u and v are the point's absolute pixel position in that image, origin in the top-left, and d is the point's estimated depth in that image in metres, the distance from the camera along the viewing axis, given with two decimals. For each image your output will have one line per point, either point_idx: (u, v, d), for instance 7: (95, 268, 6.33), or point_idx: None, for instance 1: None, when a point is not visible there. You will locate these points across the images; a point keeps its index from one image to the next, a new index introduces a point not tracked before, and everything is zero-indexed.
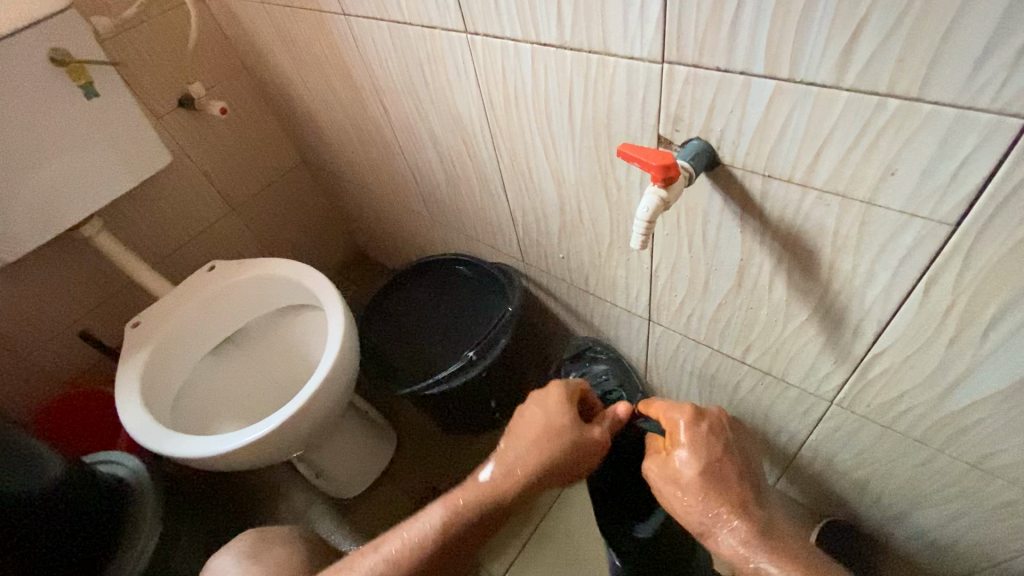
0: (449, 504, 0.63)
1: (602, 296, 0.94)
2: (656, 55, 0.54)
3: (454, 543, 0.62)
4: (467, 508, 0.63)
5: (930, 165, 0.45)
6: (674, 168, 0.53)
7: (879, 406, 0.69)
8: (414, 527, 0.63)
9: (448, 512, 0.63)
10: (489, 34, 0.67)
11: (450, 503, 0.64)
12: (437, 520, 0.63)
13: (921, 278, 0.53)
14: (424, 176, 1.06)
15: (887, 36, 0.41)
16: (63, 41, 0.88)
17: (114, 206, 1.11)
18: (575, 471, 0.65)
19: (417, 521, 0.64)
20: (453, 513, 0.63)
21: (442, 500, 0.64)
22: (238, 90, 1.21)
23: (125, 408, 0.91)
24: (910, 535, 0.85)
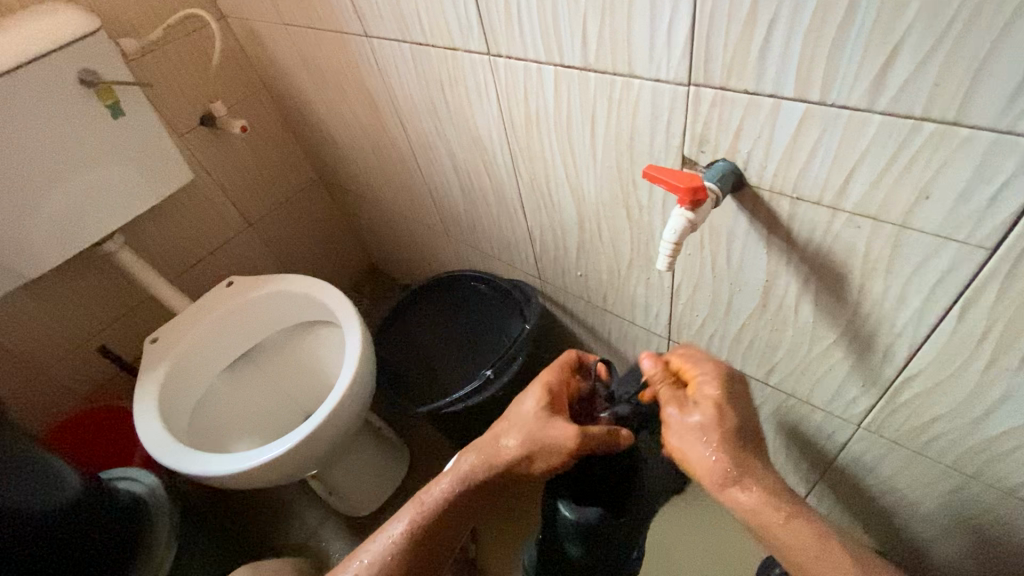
0: (417, 505, 0.64)
1: (621, 315, 0.93)
2: (682, 77, 0.54)
3: (423, 543, 0.62)
4: (433, 506, 0.64)
5: (965, 189, 0.45)
6: (701, 190, 0.53)
7: (909, 430, 0.68)
8: (387, 535, 0.63)
9: (416, 514, 0.64)
10: (512, 56, 0.68)
11: (418, 503, 0.65)
12: (406, 522, 0.63)
13: (956, 301, 0.52)
14: (441, 194, 1.06)
15: (922, 60, 0.41)
16: (92, 62, 0.90)
17: (136, 223, 1.12)
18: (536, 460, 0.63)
19: (386, 530, 0.64)
20: (420, 516, 0.63)
21: (411, 504, 0.65)
22: (258, 108, 1.23)
23: (144, 424, 0.91)
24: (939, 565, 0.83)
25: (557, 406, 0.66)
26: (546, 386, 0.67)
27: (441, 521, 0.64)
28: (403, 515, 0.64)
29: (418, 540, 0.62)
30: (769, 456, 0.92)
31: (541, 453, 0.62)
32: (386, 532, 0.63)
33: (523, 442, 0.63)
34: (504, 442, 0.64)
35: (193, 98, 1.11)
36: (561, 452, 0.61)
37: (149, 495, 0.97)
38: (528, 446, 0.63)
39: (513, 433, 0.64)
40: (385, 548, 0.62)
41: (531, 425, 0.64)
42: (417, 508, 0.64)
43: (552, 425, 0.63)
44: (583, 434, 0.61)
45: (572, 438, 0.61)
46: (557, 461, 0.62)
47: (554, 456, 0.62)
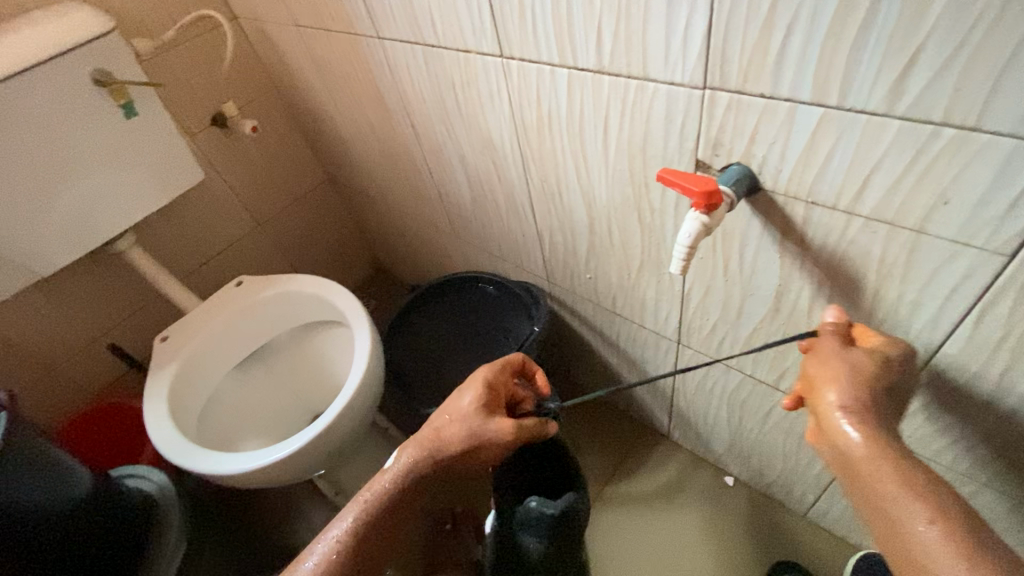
0: (362, 503, 0.62)
1: (629, 318, 0.93)
2: (698, 81, 0.54)
3: (369, 542, 0.61)
4: (379, 502, 0.62)
5: (985, 195, 0.44)
6: (716, 194, 0.53)
7: (922, 437, 0.67)
8: (330, 537, 0.61)
9: (359, 513, 0.62)
10: (525, 59, 0.68)
11: (361, 502, 0.62)
12: (351, 521, 0.61)
13: (973, 308, 0.52)
14: (451, 195, 1.06)
15: (943, 65, 0.41)
16: (107, 62, 0.91)
17: (147, 222, 1.13)
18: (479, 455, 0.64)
19: (330, 530, 0.62)
20: (365, 514, 0.62)
21: (353, 503, 0.63)
22: (269, 108, 1.23)
23: (154, 423, 0.91)
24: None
25: (493, 403, 0.67)
26: (486, 379, 0.67)
27: (385, 515, 0.62)
28: (347, 514, 0.62)
29: (363, 537, 0.61)
30: (778, 461, 0.92)
31: (483, 444, 0.63)
32: (328, 535, 0.61)
33: (466, 438, 0.63)
34: (447, 433, 0.64)
35: (204, 98, 1.12)
36: (500, 445, 0.64)
37: (159, 495, 0.96)
38: (470, 439, 0.63)
39: (454, 424, 0.64)
40: (330, 550, 0.60)
41: (472, 417, 0.64)
42: (361, 505, 0.62)
43: (492, 421, 0.64)
44: (521, 428, 0.64)
45: (510, 431, 0.64)
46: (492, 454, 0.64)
47: (491, 446, 0.64)
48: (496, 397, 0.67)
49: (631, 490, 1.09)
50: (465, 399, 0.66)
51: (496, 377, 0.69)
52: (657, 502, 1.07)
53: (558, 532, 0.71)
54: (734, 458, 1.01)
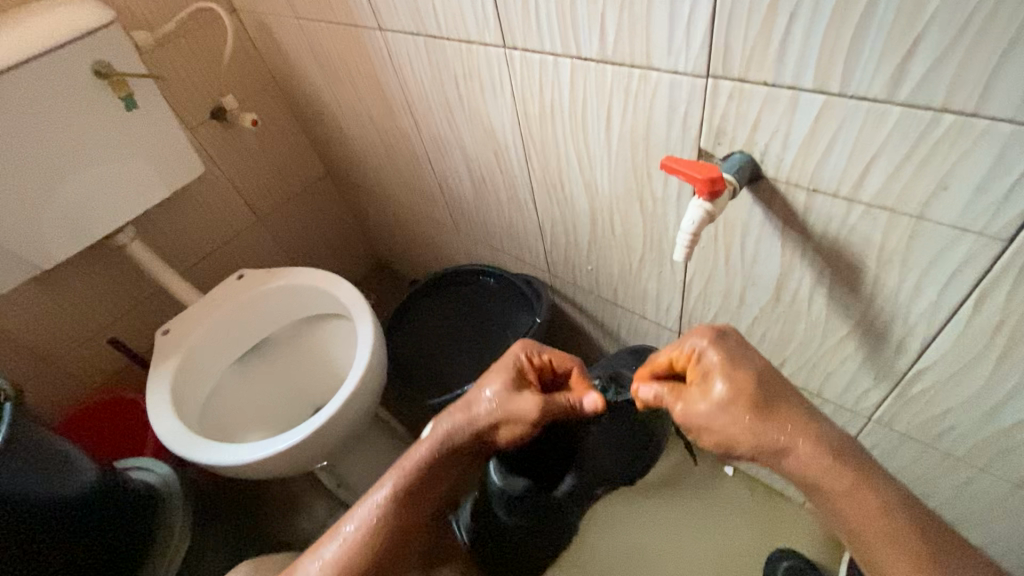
0: (399, 473, 0.66)
1: (631, 309, 0.94)
2: (700, 70, 0.55)
3: (408, 509, 0.65)
4: (415, 470, 0.66)
5: (984, 180, 0.45)
6: (719, 181, 0.53)
7: (921, 423, 0.68)
8: (370, 503, 0.65)
9: (397, 479, 0.66)
10: (528, 49, 0.68)
11: (399, 470, 0.66)
12: (389, 488, 0.65)
13: (971, 293, 0.52)
14: (452, 188, 1.06)
15: (944, 51, 0.41)
16: (108, 54, 0.90)
17: (147, 216, 1.13)
18: (506, 429, 0.67)
19: (370, 498, 0.66)
20: (402, 482, 0.66)
21: (392, 471, 0.67)
22: (268, 101, 1.23)
23: (158, 414, 0.92)
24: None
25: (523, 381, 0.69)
26: (516, 362, 0.71)
27: (420, 483, 0.66)
28: (385, 483, 0.66)
29: (401, 503, 0.65)
30: None
31: (513, 417, 0.66)
32: (369, 501, 0.65)
33: (494, 411, 0.66)
34: (478, 407, 0.67)
35: (205, 91, 1.11)
36: (527, 422, 0.65)
37: (161, 483, 0.98)
38: (501, 412, 0.66)
39: (485, 399, 0.67)
40: (371, 515, 0.64)
41: (502, 393, 0.67)
42: (399, 474, 0.66)
43: (522, 395, 0.66)
44: (546, 404, 0.65)
45: (537, 406, 0.65)
46: (523, 428, 0.66)
47: (524, 421, 0.66)
48: (528, 378, 0.70)
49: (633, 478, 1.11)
50: (496, 380, 0.69)
51: (526, 359, 0.71)
52: (660, 489, 1.08)
53: (509, 507, 0.73)
54: None
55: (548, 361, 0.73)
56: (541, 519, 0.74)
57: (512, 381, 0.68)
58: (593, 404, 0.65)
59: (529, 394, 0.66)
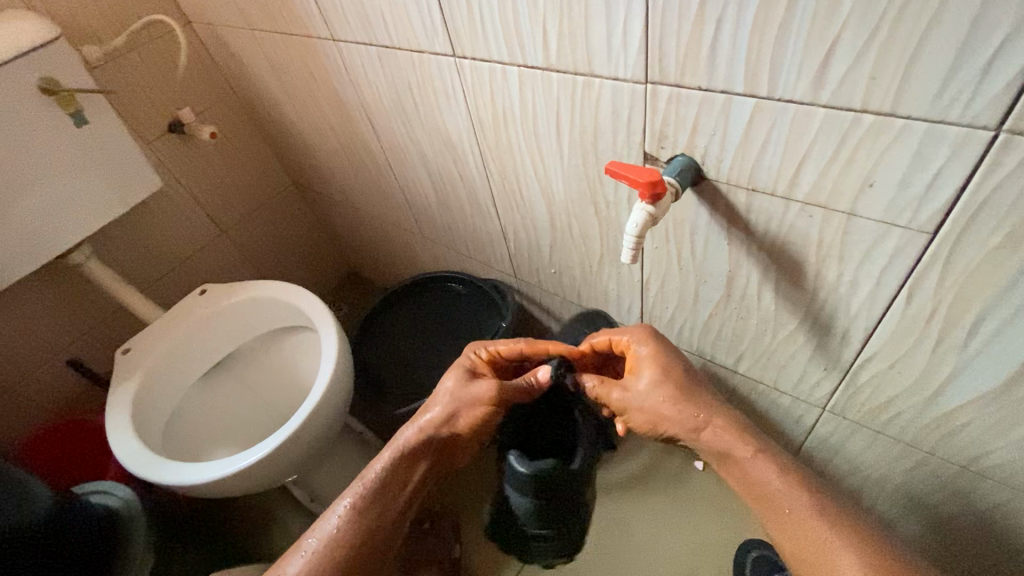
0: (359, 483, 0.67)
1: (595, 310, 0.95)
2: (640, 76, 0.56)
3: (374, 516, 0.65)
4: (376, 478, 0.67)
5: (906, 176, 0.47)
6: (660, 184, 0.55)
7: (870, 411, 0.70)
8: (330, 518, 0.65)
9: (358, 491, 0.66)
10: (477, 57, 0.69)
11: (359, 482, 0.67)
12: (350, 500, 0.66)
13: (903, 284, 0.54)
14: (415, 196, 1.06)
15: (859, 54, 0.43)
16: (53, 70, 0.88)
17: (103, 233, 1.10)
18: (466, 421, 0.69)
19: (331, 512, 0.66)
20: (363, 491, 0.66)
21: (353, 484, 0.67)
22: (227, 113, 1.21)
23: (117, 436, 0.90)
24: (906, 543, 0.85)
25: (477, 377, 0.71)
26: (469, 359, 0.72)
27: (382, 491, 0.67)
28: (348, 494, 0.67)
29: (364, 512, 0.65)
30: None
31: (467, 409, 0.68)
32: (331, 515, 0.65)
33: (449, 407, 0.69)
34: (433, 407, 0.70)
35: (159, 105, 1.10)
36: (484, 407, 0.68)
37: (123, 508, 0.95)
38: (455, 407, 0.68)
39: (438, 399, 0.70)
40: (332, 526, 0.64)
41: (454, 391, 0.69)
42: (359, 484, 0.67)
43: (474, 386, 0.69)
44: (502, 386, 0.68)
45: (491, 390, 0.68)
46: (483, 413, 0.68)
47: (478, 410, 0.68)
48: (480, 374, 0.71)
49: (606, 478, 1.11)
50: (447, 379, 0.71)
51: (479, 355, 0.73)
52: (629, 487, 1.09)
53: (538, 494, 0.69)
54: None
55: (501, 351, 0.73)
56: (573, 492, 0.71)
57: (465, 379, 0.70)
58: (546, 377, 0.67)
59: (482, 381, 0.69)
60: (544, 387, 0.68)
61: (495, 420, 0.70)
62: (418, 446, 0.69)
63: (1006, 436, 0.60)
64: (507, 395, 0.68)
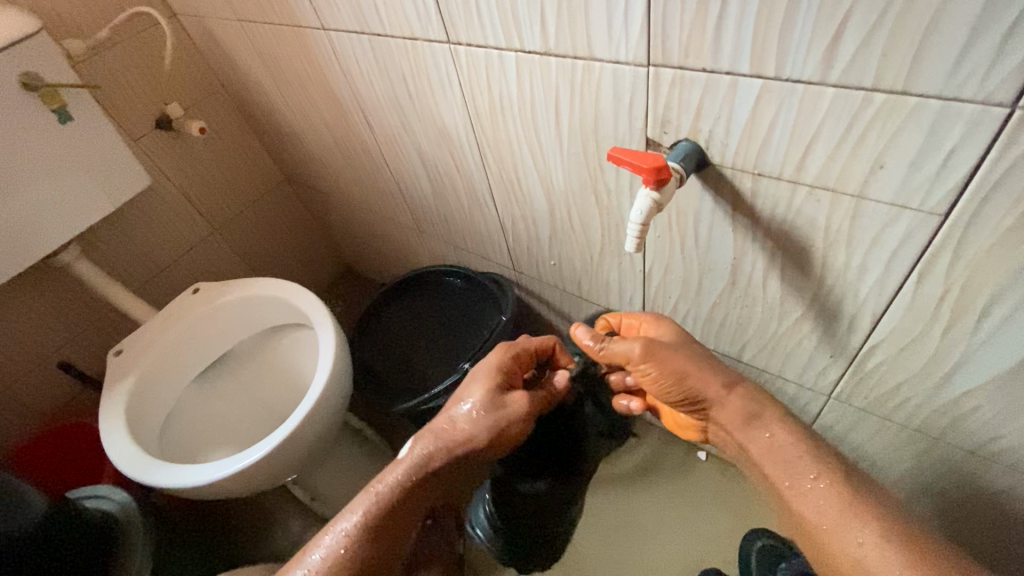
0: (370, 499, 0.64)
1: (596, 302, 0.94)
2: (642, 59, 0.55)
3: (384, 533, 0.63)
4: (388, 496, 0.63)
5: (918, 157, 0.46)
6: (665, 169, 0.53)
7: (878, 397, 0.70)
8: (338, 532, 0.62)
9: (368, 507, 0.63)
10: (473, 44, 0.67)
11: (370, 496, 0.64)
12: (359, 514, 0.63)
13: (913, 269, 0.53)
14: (411, 189, 1.05)
15: (871, 31, 0.41)
16: (35, 66, 0.86)
17: (92, 232, 1.08)
18: (496, 438, 0.66)
19: (337, 525, 0.63)
20: (374, 507, 0.63)
21: (362, 496, 0.64)
22: (216, 108, 1.19)
23: (111, 439, 0.88)
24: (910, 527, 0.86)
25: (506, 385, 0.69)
26: (502, 367, 0.69)
27: (394, 510, 0.64)
28: (356, 508, 0.64)
29: (373, 531, 0.62)
30: None
31: (501, 424, 0.66)
32: (338, 527, 0.63)
33: (479, 423, 0.65)
34: (460, 421, 0.66)
35: (146, 100, 1.07)
36: (519, 421, 0.66)
37: (120, 512, 0.93)
38: (489, 423, 0.65)
39: (467, 414, 0.66)
40: (339, 541, 0.62)
41: (485, 405, 0.66)
42: (370, 501, 0.63)
43: (507, 399, 0.67)
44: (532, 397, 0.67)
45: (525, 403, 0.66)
46: (515, 428, 0.66)
47: (513, 425, 0.66)
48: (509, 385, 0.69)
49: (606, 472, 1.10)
50: (479, 388, 0.67)
51: (508, 361, 0.70)
52: (629, 480, 1.08)
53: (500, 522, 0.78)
54: None
55: (531, 358, 0.73)
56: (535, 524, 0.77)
57: (496, 392, 0.67)
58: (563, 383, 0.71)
59: (516, 394, 0.67)
60: (561, 394, 0.71)
61: (523, 436, 0.69)
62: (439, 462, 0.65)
63: (1016, 421, 0.59)
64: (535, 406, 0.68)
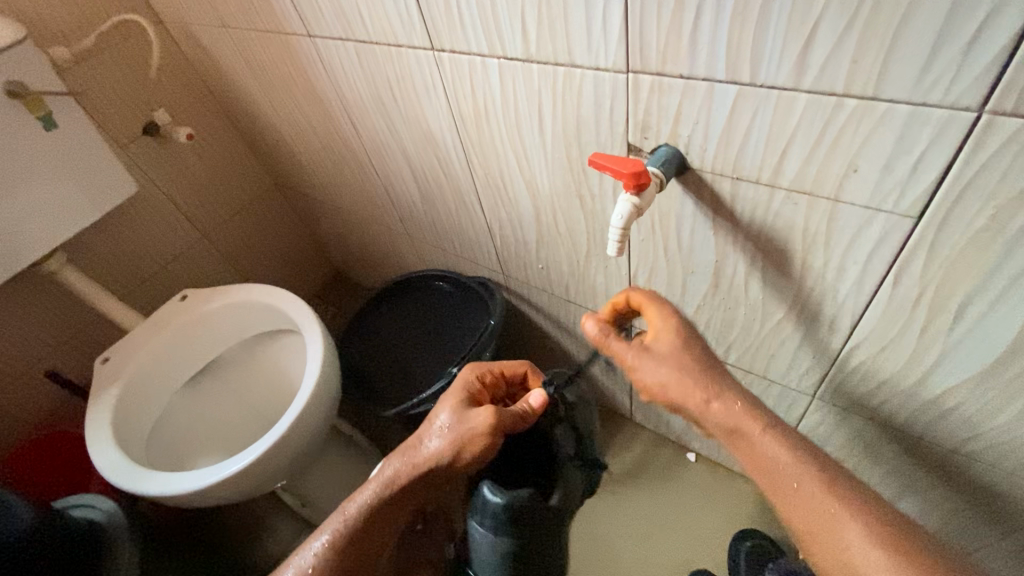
0: (340, 517, 0.66)
1: (584, 305, 0.94)
2: (621, 65, 0.55)
3: (353, 550, 0.65)
4: (358, 514, 0.66)
5: (889, 160, 0.47)
6: (644, 174, 0.54)
7: (860, 397, 0.71)
8: (308, 550, 0.65)
9: (337, 525, 0.65)
10: (456, 50, 0.67)
11: (340, 516, 0.66)
12: (329, 533, 0.65)
13: (889, 270, 0.54)
14: (399, 194, 1.05)
15: (841, 38, 0.42)
16: (19, 73, 0.85)
17: (79, 240, 1.07)
18: (462, 456, 0.64)
19: (310, 544, 0.66)
20: (344, 525, 0.65)
21: (334, 516, 0.67)
22: (204, 114, 1.19)
23: (97, 448, 0.87)
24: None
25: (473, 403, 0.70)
26: (468, 387, 0.71)
27: (363, 527, 0.66)
28: (328, 526, 0.66)
29: (341, 548, 0.65)
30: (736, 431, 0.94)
31: (466, 441, 0.63)
32: (311, 546, 0.66)
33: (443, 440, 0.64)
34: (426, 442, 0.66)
35: (133, 107, 1.07)
36: (483, 436, 0.63)
37: (107, 520, 0.92)
38: (453, 441, 0.64)
39: (433, 434, 0.66)
40: (311, 557, 0.65)
41: (450, 423, 0.65)
42: (339, 520, 0.66)
43: (471, 416, 0.65)
44: (498, 412, 0.63)
45: (489, 418, 0.63)
46: (482, 447, 0.63)
47: (479, 440, 0.63)
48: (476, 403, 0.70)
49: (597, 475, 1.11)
50: (445, 407, 0.68)
51: (476, 381, 0.72)
52: (620, 482, 1.09)
53: (513, 530, 0.63)
54: (695, 435, 1.04)
55: (498, 375, 0.74)
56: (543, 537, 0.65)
57: (463, 410, 0.67)
58: (539, 402, 0.66)
59: (481, 409, 0.64)
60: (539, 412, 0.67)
61: (493, 452, 0.64)
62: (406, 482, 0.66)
63: (994, 419, 0.60)
64: (502, 423, 0.64)
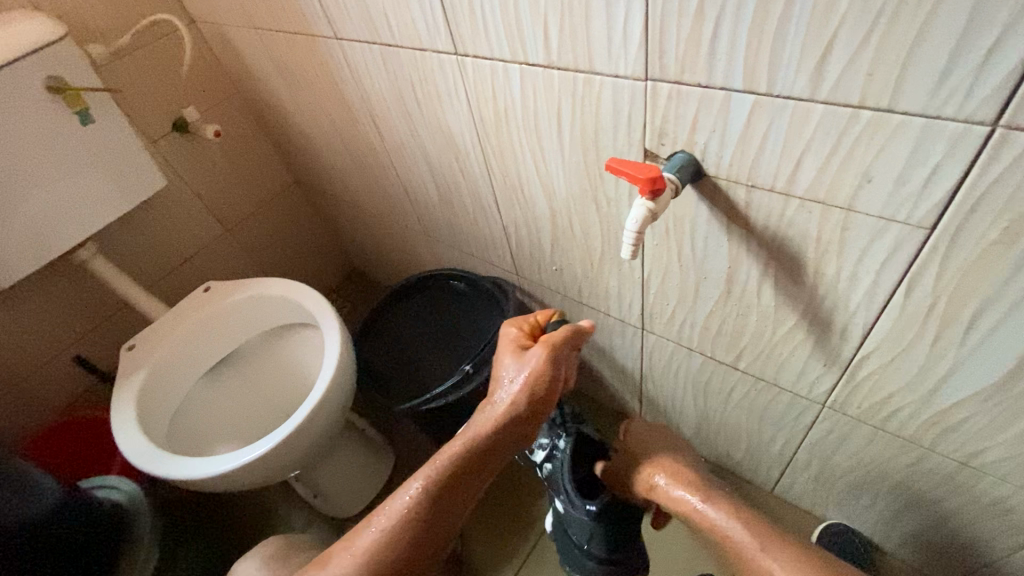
0: (430, 467, 0.63)
1: (596, 307, 0.95)
2: (640, 73, 0.57)
3: (446, 499, 0.62)
4: (448, 466, 0.63)
5: (903, 172, 0.47)
6: (660, 180, 0.56)
7: (870, 407, 0.71)
8: (399, 503, 0.62)
9: (428, 476, 0.62)
10: (479, 56, 0.69)
11: (429, 469, 0.63)
12: (419, 485, 0.62)
13: (902, 280, 0.55)
14: (417, 193, 1.07)
15: (857, 51, 0.43)
16: (61, 71, 0.89)
17: (109, 231, 1.11)
18: (539, 389, 0.65)
19: (398, 497, 0.62)
20: (434, 476, 0.62)
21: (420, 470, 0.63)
22: (231, 112, 1.22)
23: (122, 432, 0.90)
24: (888, 531, 0.89)
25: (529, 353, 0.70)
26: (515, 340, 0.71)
27: (455, 478, 0.63)
28: (416, 479, 0.63)
29: (433, 501, 0.62)
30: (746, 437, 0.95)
31: (538, 376, 0.65)
32: (399, 499, 0.62)
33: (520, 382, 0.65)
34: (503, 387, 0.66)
35: (164, 103, 1.10)
36: (549, 368, 0.66)
37: (127, 502, 0.95)
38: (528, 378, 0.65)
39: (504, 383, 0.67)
40: (403, 508, 0.61)
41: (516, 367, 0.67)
42: (431, 468, 0.62)
43: (531, 355, 0.67)
44: (557, 343, 0.67)
45: (551, 350, 0.66)
46: (549, 376, 0.65)
47: (547, 372, 0.65)
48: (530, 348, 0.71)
49: None
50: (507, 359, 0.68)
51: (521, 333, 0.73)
52: None
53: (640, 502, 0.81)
54: (702, 442, 1.05)
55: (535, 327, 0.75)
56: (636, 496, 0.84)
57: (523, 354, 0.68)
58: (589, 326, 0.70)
59: (537, 348, 0.67)
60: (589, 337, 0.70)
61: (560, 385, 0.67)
62: (493, 430, 0.64)
63: (1005, 432, 0.60)
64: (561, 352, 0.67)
